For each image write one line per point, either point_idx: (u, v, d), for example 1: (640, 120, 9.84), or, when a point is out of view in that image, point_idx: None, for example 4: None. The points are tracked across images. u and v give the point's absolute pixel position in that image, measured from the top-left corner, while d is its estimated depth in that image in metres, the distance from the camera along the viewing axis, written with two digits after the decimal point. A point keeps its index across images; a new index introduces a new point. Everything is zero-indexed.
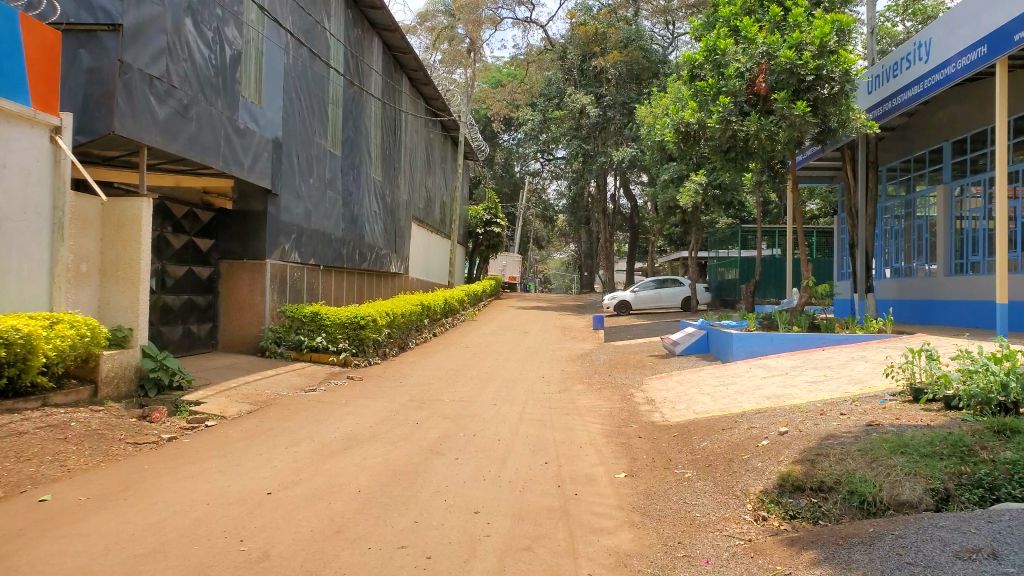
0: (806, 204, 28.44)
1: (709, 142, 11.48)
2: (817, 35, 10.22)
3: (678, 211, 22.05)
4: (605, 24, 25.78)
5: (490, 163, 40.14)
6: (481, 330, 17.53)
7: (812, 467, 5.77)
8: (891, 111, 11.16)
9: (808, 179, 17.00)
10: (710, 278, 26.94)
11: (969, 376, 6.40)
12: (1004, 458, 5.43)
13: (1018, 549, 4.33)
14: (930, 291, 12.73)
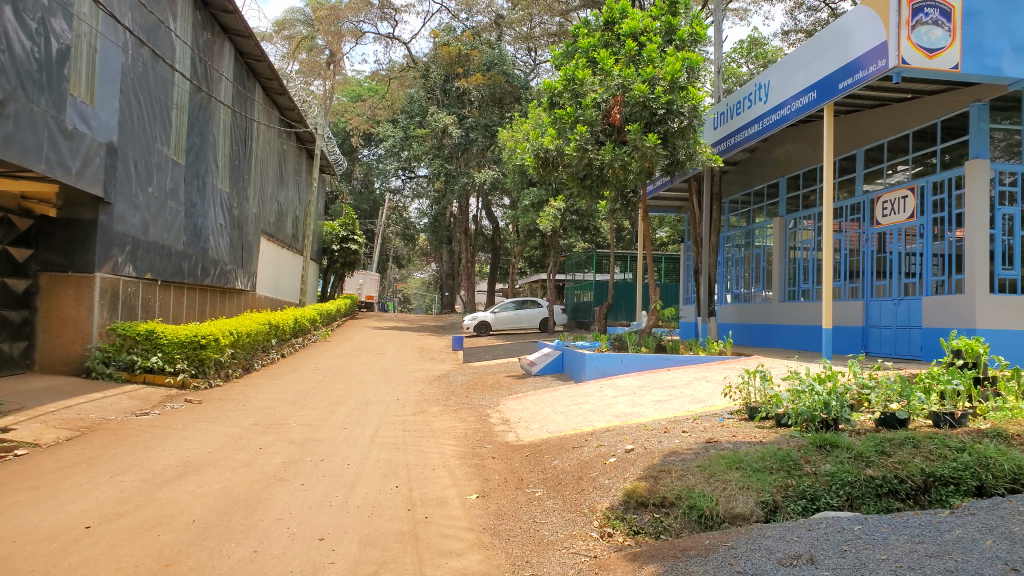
0: (656, 231, 30.00)
1: (567, 169, 11.79)
2: (669, 71, 10.88)
3: (538, 235, 22.77)
4: (468, 47, 26.20)
5: (348, 179, 39.55)
6: (337, 351, 17.05)
7: (655, 483, 6.00)
8: (735, 147, 11.98)
9: (658, 208, 17.92)
10: (567, 301, 27.76)
11: (797, 395, 6.89)
12: (824, 471, 5.91)
13: (832, 553, 4.78)
14: (766, 316, 13.71)
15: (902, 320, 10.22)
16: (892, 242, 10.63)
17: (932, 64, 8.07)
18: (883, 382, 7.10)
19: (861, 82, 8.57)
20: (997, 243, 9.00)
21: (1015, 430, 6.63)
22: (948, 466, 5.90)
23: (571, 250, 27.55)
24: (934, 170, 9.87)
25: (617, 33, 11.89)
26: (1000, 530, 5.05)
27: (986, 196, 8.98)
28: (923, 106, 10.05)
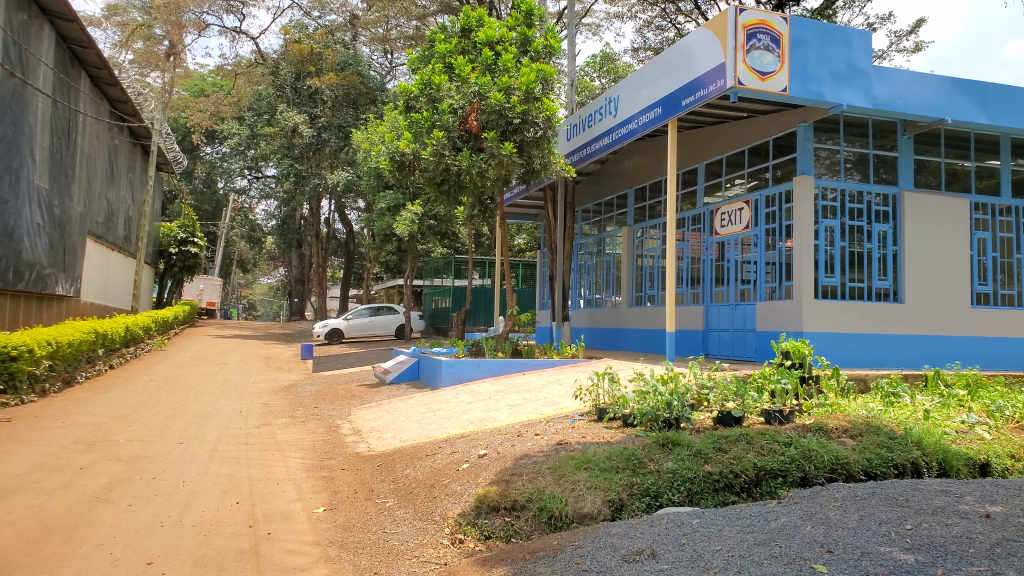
0: (514, 238, 30.51)
1: (423, 174, 11.70)
2: (523, 82, 11.10)
3: (394, 240, 22.52)
4: (321, 45, 25.60)
5: (189, 177, 37.37)
6: (174, 361, 16.02)
7: (506, 486, 6.06)
8: (587, 158, 12.40)
9: (515, 215, 18.24)
10: (424, 306, 27.72)
11: (642, 396, 7.21)
12: (667, 468, 6.20)
13: (672, 547, 5.00)
14: (615, 320, 14.26)
15: (738, 323, 10.92)
16: (729, 251, 11.35)
17: (765, 86, 8.70)
18: (720, 382, 7.52)
19: (702, 100, 9.11)
20: (821, 253, 9.85)
21: (833, 424, 7.28)
22: (777, 459, 6.39)
23: (430, 256, 27.44)
24: (766, 184, 10.65)
25: (474, 41, 12.00)
26: (818, 516, 5.55)
27: (811, 210, 9.78)
28: (757, 124, 10.83)
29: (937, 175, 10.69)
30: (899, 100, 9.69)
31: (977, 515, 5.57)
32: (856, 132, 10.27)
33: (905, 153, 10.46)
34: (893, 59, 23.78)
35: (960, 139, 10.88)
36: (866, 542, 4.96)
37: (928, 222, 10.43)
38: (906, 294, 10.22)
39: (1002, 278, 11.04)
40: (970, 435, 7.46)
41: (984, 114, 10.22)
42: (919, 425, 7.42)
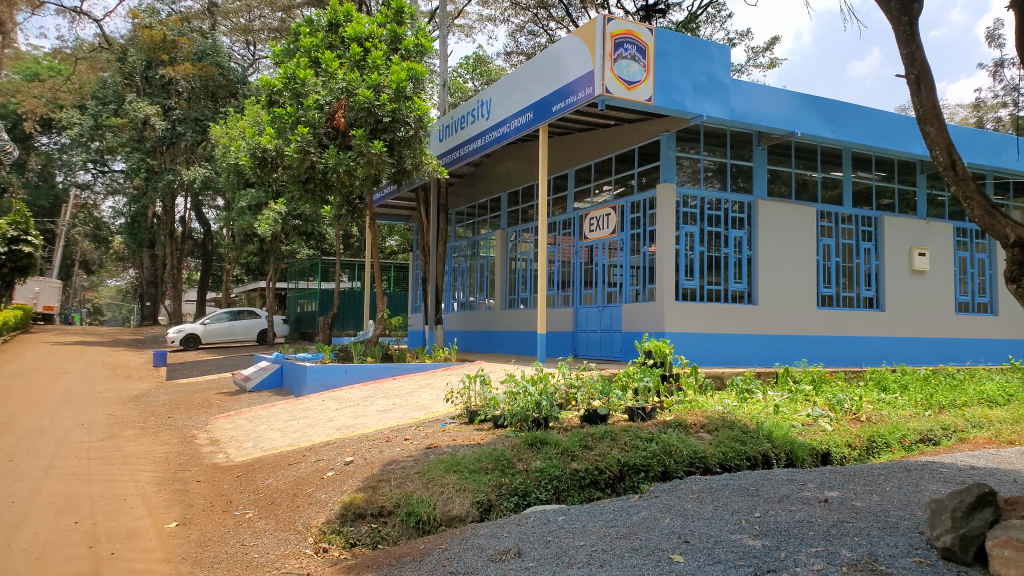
0: (386, 240, 30.21)
1: (287, 171, 11.40)
2: (394, 80, 10.94)
3: (257, 240, 21.66)
4: (176, 32, 24.26)
5: (21, 169, 34.32)
6: (3, 372, 14.63)
7: (374, 492, 5.95)
8: (459, 160, 12.42)
9: (386, 217, 18.03)
10: (289, 309, 26.92)
11: (512, 397, 7.27)
12: (535, 467, 6.30)
13: (537, 545, 5.08)
14: (489, 323, 14.36)
15: (605, 325, 11.27)
16: (597, 255, 11.68)
17: (630, 95, 9.02)
18: (588, 381, 7.71)
19: (571, 106, 9.33)
20: (681, 257, 10.33)
21: (692, 420, 7.64)
22: (639, 455, 6.64)
23: (296, 257, 26.81)
24: (633, 191, 11.07)
25: (341, 35, 11.76)
26: (676, 508, 5.80)
27: (672, 216, 10.24)
28: (624, 132, 11.24)
29: (787, 185, 11.47)
30: (755, 112, 10.30)
31: (817, 500, 6.01)
32: (715, 142, 10.84)
33: (759, 163, 11.14)
34: (748, 75, 25.41)
35: (807, 152, 11.72)
36: (719, 531, 5.23)
37: (779, 229, 11.17)
38: (759, 296, 10.90)
39: (844, 282, 11.98)
40: (813, 427, 8.05)
41: (828, 128, 11.05)
42: (769, 419, 7.92)
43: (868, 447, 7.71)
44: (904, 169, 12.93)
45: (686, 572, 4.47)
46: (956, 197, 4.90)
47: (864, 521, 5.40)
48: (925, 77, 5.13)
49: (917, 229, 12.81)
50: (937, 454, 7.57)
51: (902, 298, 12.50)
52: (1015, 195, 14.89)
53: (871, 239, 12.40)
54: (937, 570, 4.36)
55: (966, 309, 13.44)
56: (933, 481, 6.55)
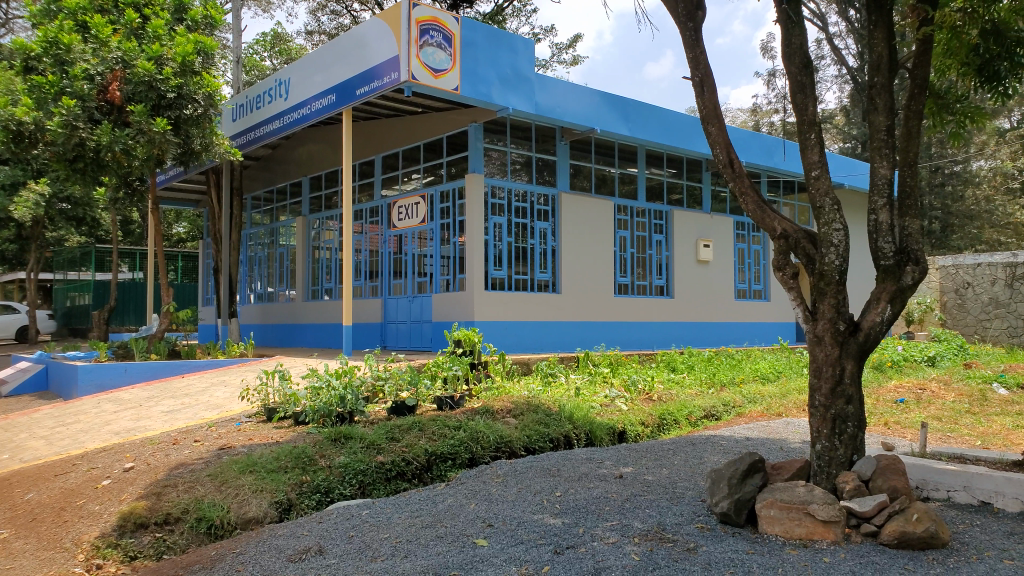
0: (172, 227, 28.30)
1: (49, 147, 10.30)
2: (179, 52, 10.32)
3: (14, 225, 19.25)
4: None
5: None
6: None
7: (158, 500, 5.46)
8: (255, 141, 11.80)
9: (171, 202, 16.82)
10: (55, 303, 24.34)
11: (315, 392, 7.02)
12: (338, 463, 6.12)
13: (339, 541, 4.93)
14: (290, 316, 13.80)
15: (415, 315, 11.22)
16: (405, 244, 11.59)
17: (437, 83, 9.01)
18: (395, 372, 7.60)
19: (376, 91, 9.16)
20: (490, 247, 10.51)
21: (499, 406, 7.79)
22: (446, 443, 6.67)
23: (62, 244, 24.23)
24: (441, 180, 11.09)
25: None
26: (481, 493, 5.88)
27: (480, 206, 10.37)
28: (431, 121, 11.22)
29: (589, 179, 12.03)
30: (558, 107, 10.68)
31: (613, 477, 6.36)
32: (521, 135, 11.11)
33: (563, 157, 11.58)
34: (552, 70, 26.39)
35: (606, 148, 12.35)
36: (521, 513, 5.36)
37: (580, 221, 11.70)
38: (562, 285, 11.36)
39: (638, 271, 12.81)
40: (611, 407, 8.52)
41: (625, 126, 11.72)
42: (571, 401, 8.29)
43: (659, 424, 8.29)
44: (692, 167, 14.01)
45: (490, 555, 4.52)
46: (733, 192, 5.38)
47: (654, 493, 5.78)
48: (708, 80, 5.54)
49: (702, 223, 13.96)
50: (718, 428, 8.28)
51: (689, 286, 13.60)
52: (784, 193, 16.68)
53: (662, 232, 13.32)
54: (716, 534, 4.77)
55: (743, 296, 14.88)
56: (714, 452, 7.16)
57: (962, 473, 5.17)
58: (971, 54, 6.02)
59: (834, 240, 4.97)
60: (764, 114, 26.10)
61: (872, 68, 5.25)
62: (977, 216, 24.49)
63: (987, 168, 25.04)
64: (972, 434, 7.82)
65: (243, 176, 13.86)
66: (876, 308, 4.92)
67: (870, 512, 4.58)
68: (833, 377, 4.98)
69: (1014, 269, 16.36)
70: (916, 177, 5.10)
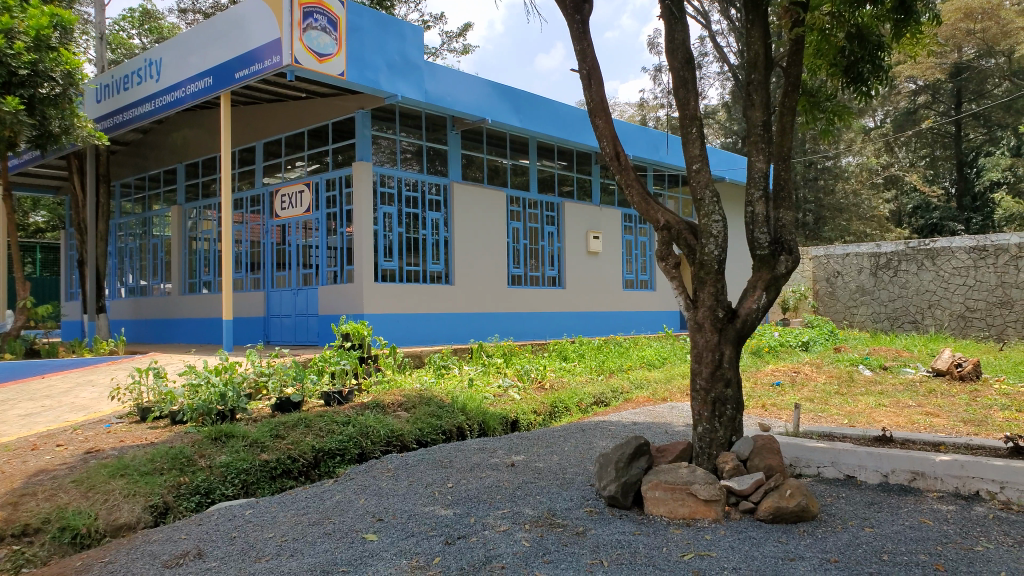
0: (30, 215, 26.31)
1: None
2: (33, 26, 9.62)
3: None
4: None
5: None
6: None
7: (14, 510, 5.05)
8: (123, 125, 11.13)
9: (28, 189, 15.65)
10: None
11: (193, 390, 6.70)
12: (220, 462, 5.87)
13: (220, 543, 4.72)
14: (167, 310, 13.14)
15: (300, 308, 10.92)
16: (290, 234, 11.25)
17: (322, 68, 8.77)
18: (279, 367, 7.35)
19: (257, 74, 8.83)
20: (380, 238, 10.35)
21: (389, 400, 7.69)
22: (334, 439, 6.53)
23: None
24: (327, 168, 10.81)
25: None
26: (371, 488, 5.79)
27: (369, 195, 10.19)
28: (316, 107, 10.91)
29: (480, 170, 12.04)
30: (449, 96, 10.62)
31: (504, 466, 6.40)
32: (411, 123, 10.96)
33: (453, 147, 11.53)
34: (443, 58, 26.17)
35: (498, 139, 12.39)
36: (412, 506, 5.31)
37: (473, 212, 11.71)
38: (455, 276, 11.34)
39: (531, 262, 12.95)
40: (504, 397, 8.59)
41: (516, 117, 11.80)
42: (464, 392, 8.29)
43: (551, 412, 8.42)
44: (582, 159, 14.27)
45: (379, 550, 4.45)
46: (619, 184, 5.51)
47: (544, 480, 5.86)
48: (595, 73, 5.64)
49: (592, 215, 14.27)
50: (607, 414, 8.49)
51: (579, 277, 13.89)
52: (670, 186, 17.27)
53: (554, 223, 13.51)
54: (604, 517, 4.89)
55: (631, 286, 15.35)
56: (602, 438, 7.33)
57: (830, 449, 5.51)
58: (838, 56, 6.37)
59: (714, 232, 5.16)
60: (650, 108, 26.89)
61: (749, 65, 5.48)
62: (845, 209, 26.08)
63: (855, 163, 26.75)
64: (840, 413, 8.37)
65: (109, 161, 13.08)
66: (752, 295, 5.16)
67: (747, 490, 4.81)
68: (713, 361, 5.19)
69: (878, 259, 17.61)
70: (789, 171, 5.37)
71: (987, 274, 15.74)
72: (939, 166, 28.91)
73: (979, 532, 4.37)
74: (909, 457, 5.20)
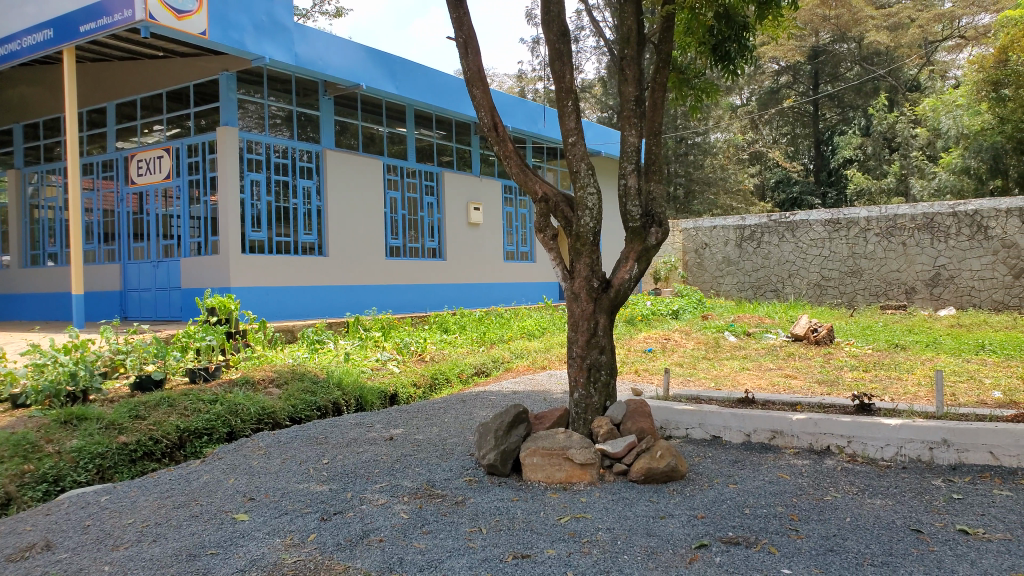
0: None
1: None
2: None
3: None
4: None
5: None
6: None
7: None
8: None
9: None
10: None
11: (36, 370, 6.23)
12: (71, 447, 5.45)
13: (72, 533, 4.41)
14: (6, 285, 12.06)
15: (161, 282, 10.35)
16: (148, 203, 10.57)
17: (180, 26, 8.25)
18: (138, 344, 6.98)
19: (104, 29, 8.18)
20: (248, 207, 9.90)
21: (259, 376, 7.42)
22: (201, 418, 6.23)
23: None
24: (188, 133, 10.20)
25: None
26: (241, 467, 5.57)
27: (235, 162, 9.71)
28: (175, 68, 10.25)
29: (355, 138, 11.72)
30: (320, 61, 10.23)
31: (383, 439, 6.32)
32: (281, 87, 10.50)
33: (326, 113, 11.14)
34: (313, 20, 25.17)
35: (373, 106, 12.07)
36: (286, 483, 5.16)
37: (348, 182, 11.41)
38: (329, 248, 11.05)
39: (410, 233, 12.80)
40: (382, 371, 8.49)
41: (392, 84, 11.55)
42: (340, 367, 8.13)
43: (430, 384, 8.40)
44: (461, 130, 14.17)
45: (251, 529, 4.30)
46: (498, 155, 5.48)
47: (423, 452, 5.84)
48: (472, 42, 5.57)
49: (472, 186, 14.24)
50: (487, 384, 8.58)
51: (460, 249, 13.88)
52: (549, 159, 17.49)
53: (433, 194, 13.39)
54: (483, 485, 4.93)
55: (511, 258, 15.51)
56: (482, 408, 7.37)
57: (697, 412, 5.79)
58: (706, 34, 6.52)
59: (589, 204, 5.25)
60: (528, 79, 26.96)
61: (622, 41, 5.58)
62: (714, 183, 27.31)
63: (722, 139, 28.00)
64: (706, 376, 8.82)
65: None
66: (625, 266, 5.29)
67: (621, 453, 4.98)
68: (589, 329, 5.31)
69: (743, 231, 18.59)
70: (659, 146, 5.52)
71: (839, 245, 16.96)
72: (799, 143, 30.81)
73: (828, 483, 4.72)
74: (768, 417, 5.53)
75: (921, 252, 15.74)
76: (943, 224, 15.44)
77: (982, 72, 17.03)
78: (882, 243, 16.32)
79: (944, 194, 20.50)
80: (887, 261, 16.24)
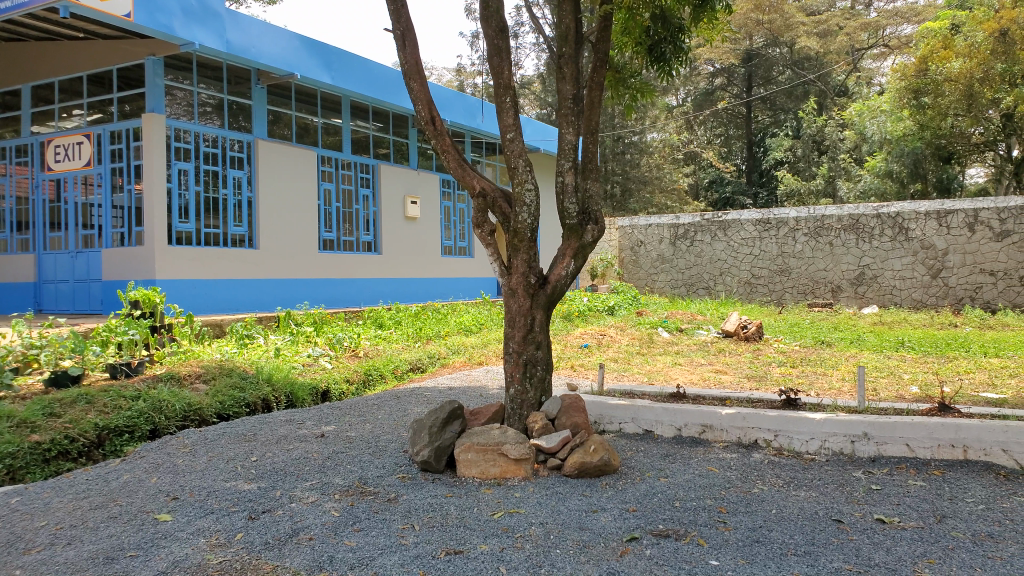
0: None
1: None
2: None
3: None
4: None
5: None
6: None
7: None
8: None
9: None
10: None
11: None
12: None
13: None
14: None
15: (79, 274, 9.94)
16: (66, 190, 10.11)
17: (103, 7, 7.91)
18: (54, 338, 6.79)
19: (21, 7, 7.80)
20: (175, 197, 9.58)
21: (185, 371, 7.19)
22: (121, 416, 6.00)
23: None
24: (111, 118, 9.81)
25: None
26: (165, 466, 5.38)
27: (162, 150, 9.38)
28: (97, 50, 9.83)
29: (289, 128, 11.46)
30: (253, 48, 9.98)
31: (313, 436, 6.20)
32: (211, 74, 10.19)
33: (258, 102, 10.87)
34: None
35: (308, 96, 11.82)
36: (212, 482, 5.02)
37: (282, 173, 11.17)
38: (260, 241, 10.81)
39: (345, 227, 12.62)
40: (314, 366, 8.35)
41: (327, 74, 11.34)
42: (270, 362, 7.95)
43: (364, 380, 8.29)
44: (398, 122, 14.02)
45: (174, 530, 4.16)
46: (435, 149, 5.42)
47: (355, 449, 5.75)
48: (409, 34, 5.49)
49: (409, 179, 14.12)
50: (423, 379, 8.54)
51: (396, 243, 13.75)
52: (487, 154, 17.47)
53: (369, 187, 13.22)
54: (416, 482, 4.89)
55: (449, 252, 15.46)
56: (417, 404, 7.32)
57: (631, 406, 5.87)
58: (643, 35, 6.59)
59: (527, 201, 5.24)
60: (467, 74, 26.84)
61: (561, 37, 5.55)
62: (649, 182, 27.71)
63: (659, 139, 28.45)
64: (640, 371, 8.97)
65: None
66: (561, 262, 5.32)
67: (555, 447, 5.01)
68: (525, 325, 5.31)
69: (677, 229, 18.95)
70: (596, 144, 5.55)
71: (769, 244, 17.46)
72: (732, 144, 31.56)
73: (756, 476, 4.84)
74: (699, 412, 5.65)
75: (846, 251, 16.35)
76: (868, 225, 16.05)
77: (902, 81, 17.73)
78: (809, 243, 16.88)
79: (868, 196, 21.31)
80: (815, 260, 16.78)
